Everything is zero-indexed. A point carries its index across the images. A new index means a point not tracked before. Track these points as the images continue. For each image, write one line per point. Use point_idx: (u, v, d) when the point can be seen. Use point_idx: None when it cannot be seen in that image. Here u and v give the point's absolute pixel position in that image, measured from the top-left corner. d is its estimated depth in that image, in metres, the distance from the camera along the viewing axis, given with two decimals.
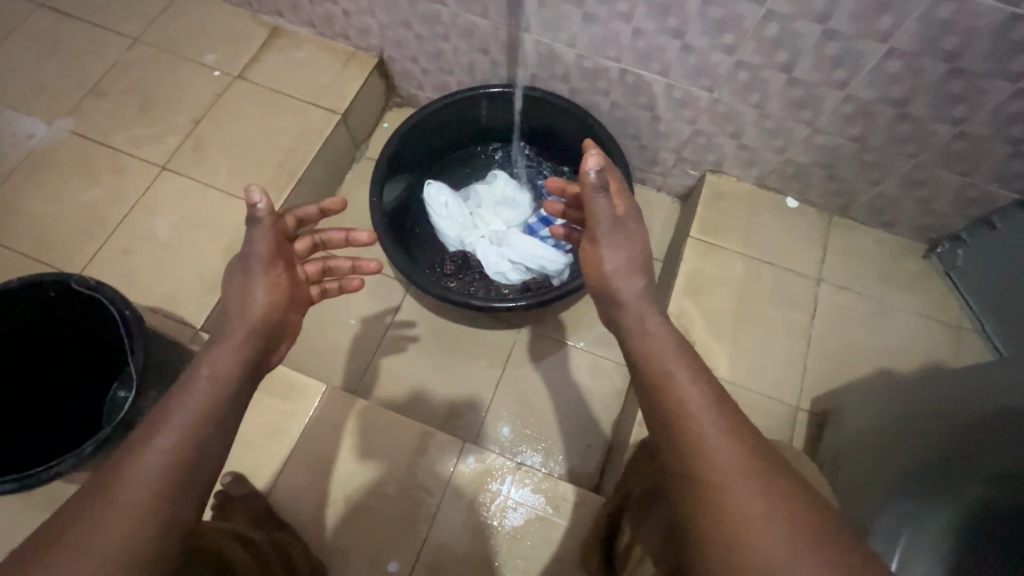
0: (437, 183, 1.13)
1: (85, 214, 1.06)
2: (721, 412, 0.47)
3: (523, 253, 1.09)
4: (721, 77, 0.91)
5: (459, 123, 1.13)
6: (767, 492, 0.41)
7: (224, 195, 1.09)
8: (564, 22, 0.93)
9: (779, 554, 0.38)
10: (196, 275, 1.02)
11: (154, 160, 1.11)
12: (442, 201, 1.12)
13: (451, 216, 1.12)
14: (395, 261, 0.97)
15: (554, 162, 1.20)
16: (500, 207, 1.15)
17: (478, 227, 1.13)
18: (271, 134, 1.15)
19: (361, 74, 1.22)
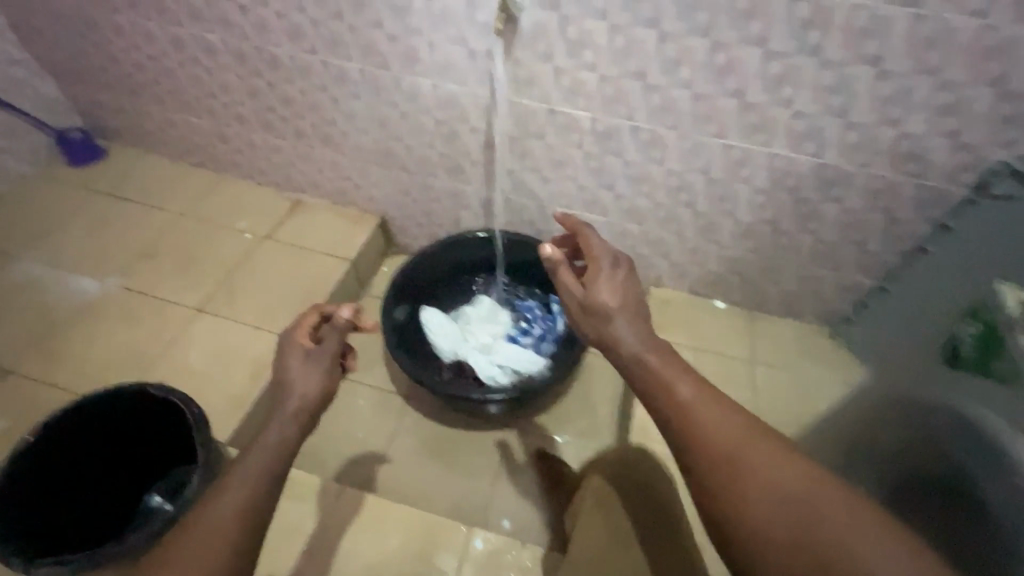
0: (432, 307, 1.38)
1: (126, 353, 1.21)
2: (726, 428, 0.60)
3: (509, 358, 1.30)
4: (646, 214, 1.24)
5: (447, 260, 1.41)
6: (779, 490, 0.56)
7: (252, 328, 1.28)
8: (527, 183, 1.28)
9: (773, 500, 0.56)
10: (224, 397, 1.16)
11: (192, 304, 1.31)
12: (437, 321, 1.35)
13: (445, 334, 1.34)
14: (401, 367, 1.16)
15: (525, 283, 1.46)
16: (486, 323, 1.38)
17: (468, 340, 1.34)
18: (294, 280, 1.39)
19: (368, 231, 1.52)
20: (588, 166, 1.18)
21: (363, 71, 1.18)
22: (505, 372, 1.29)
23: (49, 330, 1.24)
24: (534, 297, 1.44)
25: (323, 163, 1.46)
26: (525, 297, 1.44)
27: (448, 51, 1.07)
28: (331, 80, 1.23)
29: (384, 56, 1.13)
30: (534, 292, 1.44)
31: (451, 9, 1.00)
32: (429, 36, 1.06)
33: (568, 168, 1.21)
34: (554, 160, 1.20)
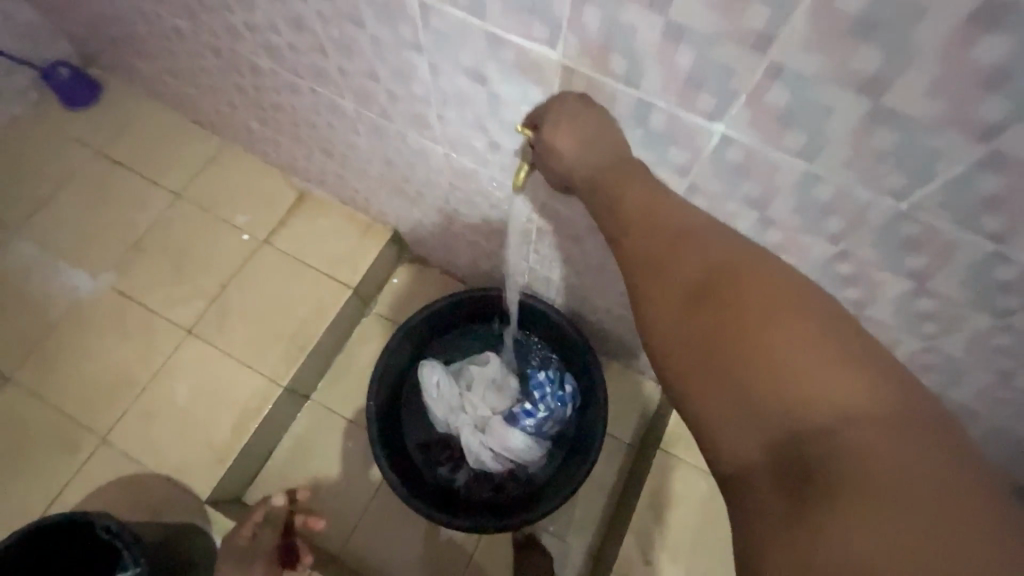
0: (432, 362, 1.23)
1: (114, 376, 1.18)
2: (788, 316, 0.44)
3: (503, 444, 1.19)
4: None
5: (457, 313, 1.25)
6: (843, 354, 0.42)
7: (240, 364, 1.21)
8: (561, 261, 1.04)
9: (878, 450, 0.39)
10: (208, 445, 1.14)
11: (182, 323, 1.23)
12: (435, 381, 1.21)
13: (441, 397, 1.21)
14: (378, 464, 1.06)
15: (542, 347, 1.27)
16: (488, 392, 1.24)
17: (464, 410, 1.23)
18: (289, 306, 1.27)
19: (376, 247, 1.33)
20: None
21: (359, 112, 0.89)
22: (497, 459, 1.20)
23: (44, 333, 1.21)
24: (549, 369, 1.26)
25: (327, 169, 1.22)
26: (540, 365, 1.27)
27: (462, 131, 0.78)
28: (325, 106, 0.95)
29: (382, 107, 0.84)
30: (551, 362, 1.27)
31: (465, 93, 0.69)
32: (437, 109, 0.76)
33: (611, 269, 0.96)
34: None
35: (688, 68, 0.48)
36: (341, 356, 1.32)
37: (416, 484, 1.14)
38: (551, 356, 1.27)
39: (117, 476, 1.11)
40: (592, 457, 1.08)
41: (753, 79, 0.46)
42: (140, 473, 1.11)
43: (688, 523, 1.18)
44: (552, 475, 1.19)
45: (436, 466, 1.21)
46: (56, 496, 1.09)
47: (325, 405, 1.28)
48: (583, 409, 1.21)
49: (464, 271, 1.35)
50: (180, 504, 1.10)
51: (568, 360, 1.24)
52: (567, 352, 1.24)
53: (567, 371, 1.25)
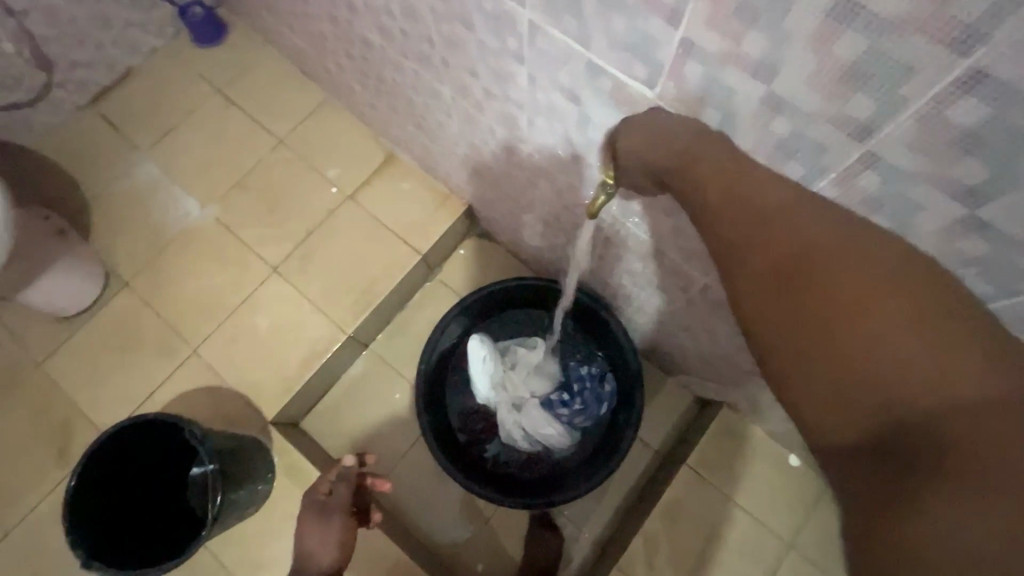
0: (483, 337, 1.27)
1: (210, 298, 1.34)
2: (892, 303, 0.44)
3: (535, 427, 1.25)
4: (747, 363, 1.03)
5: (514, 296, 1.30)
6: (951, 340, 0.42)
7: (315, 307, 1.33)
8: (625, 264, 1.05)
9: (976, 431, 0.40)
10: (279, 374, 1.29)
11: (271, 261, 1.37)
12: (481, 355, 1.25)
13: (485, 370, 1.26)
14: (420, 425, 1.15)
15: (589, 342, 1.32)
16: (529, 375, 1.29)
17: (504, 388, 1.27)
18: (364, 261, 1.37)
19: (450, 219, 1.40)
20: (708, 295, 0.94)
21: (456, 100, 0.94)
22: (527, 438, 1.27)
23: (158, 249, 1.38)
24: (591, 365, 1.30)
25: (417, 140, 1.28)
26: (584, 359, 1.31)
27: (549, 138, 0.81)
28: (425, 88, 1.00)
29: (478, 101, 0.87)
30: (595, 358, 1.31)
31: (559, 107, 0.72)
32: (528, 114, 0.79)
33: (671, 286, 0.99)
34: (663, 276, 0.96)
35: (783, 136, 0.53)
36: (402, 314, 1.43)
37: (449, 446, 1.23)
38: (597, 352, 1.31)
39: (202, 384, 1.28)
40: (619, 459, 1.12)
41: (847, 160, 0.51)
42: (220, 386, 1.28)
43: (698, 539, 1.19)
44: (575, 464, 1.26)
45: (470, 433, 1.30)
46: (153, 391, 1.28)
47: (380, 354, 1.39)
48: (618, 410, 1.25)
49: (528, 255, 1.40)
50: (249, 420, 1.26)
51: (613, 360, 1.27)
52: (613, 353, 1.27)
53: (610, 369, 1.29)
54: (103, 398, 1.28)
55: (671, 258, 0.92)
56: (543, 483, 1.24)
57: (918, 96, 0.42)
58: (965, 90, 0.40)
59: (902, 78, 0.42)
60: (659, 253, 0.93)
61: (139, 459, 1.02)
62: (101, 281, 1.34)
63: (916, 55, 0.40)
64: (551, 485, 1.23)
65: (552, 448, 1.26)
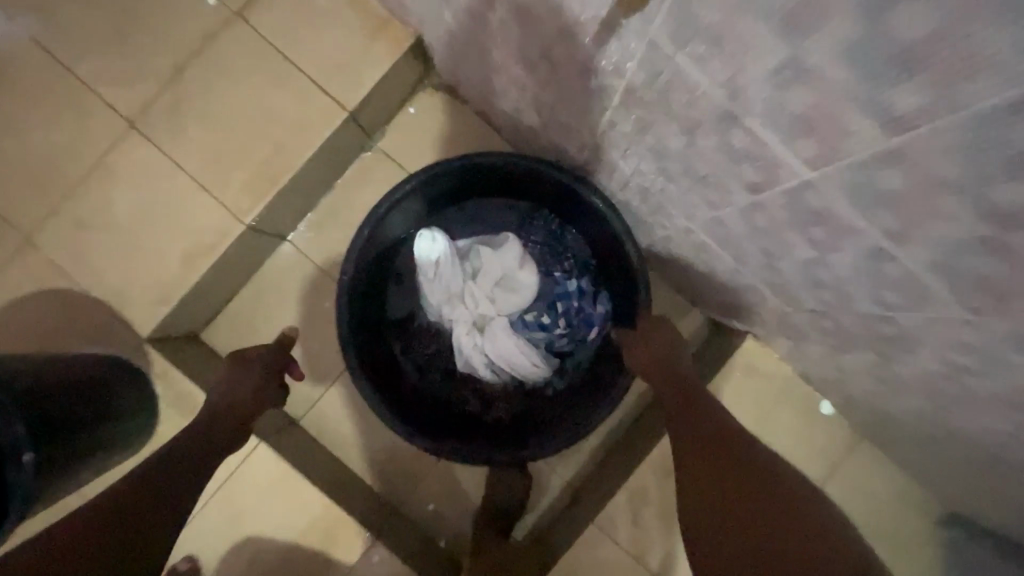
0: (436, 232, 0.93)
1: (41, 164, 0.93)
2: (758, 500, 0.64)
3: (503, 355, 0.96)
4: (824, 295, 0.70)
5: (482, 178, 0.94)
6: (790, 511, 0.62)
7: (196, 182, 0.94)
8: (662, 132, 0.66)
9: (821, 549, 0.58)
10: (153, 274, 0.93)
11: (126, 112, 0.93)
12: (432, 257, 0.93)
13: (437, 277, 0.95)
14: (345, 357, 0.85)
15: (579, 247, 1.00)
16: (498, 286, 0.97)
17: (463, 303, 0.96)
18: (263, 116, 0.94)
19: (390, 56, 0.95)
20: (800, 201, 0.57)
21: None
22: (492, 368, 0.98)
23: None
24: (581, 278, 0.99)
25: None
26: (571, 270, 1.00)
27: None
28: None
29: None
30: (585, 270, 0.99)
31: None
32: None
33: (726, 172, 0.62)
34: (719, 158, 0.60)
35: None
36: (335, 195, 1.10)
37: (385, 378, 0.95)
38: (587, 262, 0.99)
39: (40, 286, 0.91)
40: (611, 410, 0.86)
41: None
42: (70, 291, 0.92)
43: None
44: (552, 401, 1.00)
45: (416, 358, 1.01)
46: None
47: (300, 252, 1.10)
48: (611, 338, 0.97)
49: (502, 119, 1.00)
50: (116, 336, 0.93)
51: (609, 272, 0.97)
52: (611, 263, 0.95)
53: (604, 285, 0.99)
54: None
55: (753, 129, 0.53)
56: (508, 424, 0.98)
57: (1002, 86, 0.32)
58: (1019, 111, 0.33)
59: (991, 36, 0.31)
60: (730, 119, 0.54)
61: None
62: None
63: (1019, 21, 0.29)
64: (520, 429, 0.97)
65: (525, 380, 0.99)
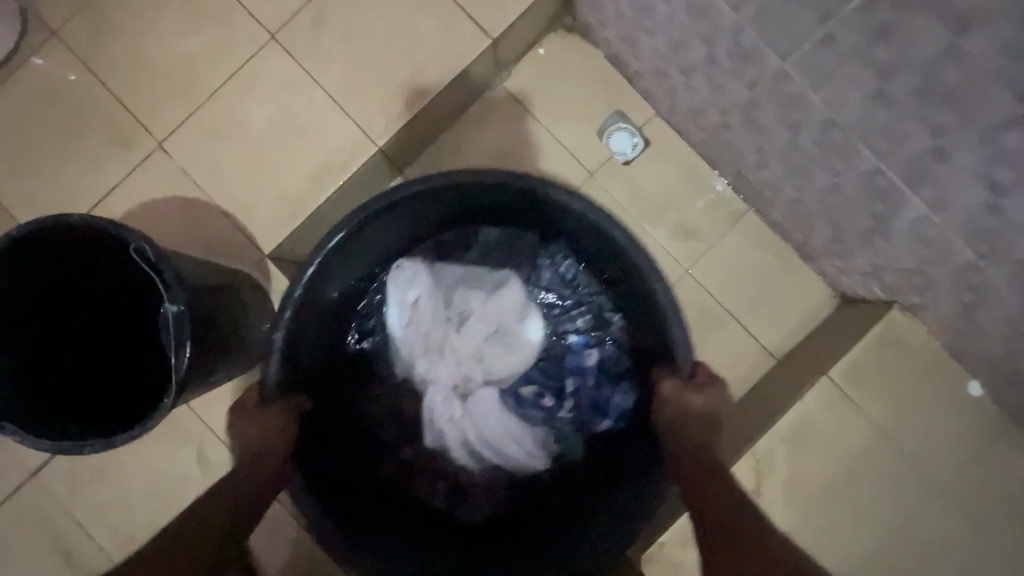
0: (411, 268, 0.95)
1: (180, 70, 0.91)
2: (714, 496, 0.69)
3: (481, 431, 0.94)
4: (1008, 257, 0.64)
5: (481, 204, 0.90)
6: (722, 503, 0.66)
7: (330, 100, 0.91)
8: (842, 78, 0.63)
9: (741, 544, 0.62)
10: (279, 189, 0.91)
11: (268, 24, 0.91)
12: (411, 296, 0.95)
13: (415, 321, 0.96)
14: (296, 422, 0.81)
15: (600, 310, 0.98)
16: (489, 342, 0.96)
17: (444, 356, 0.96)
18: (404, 39, 0.91)
19: None
20: None
21: None
22: (467, 449, 0.95)
23: None
24: (604, 346, 0.98)
25: None
26: (587, 332, 0.99)
27: None
28: None
29: None
30: (607, 341, 0.98)
31: None
32: None
33: (947, 97, 0.55)
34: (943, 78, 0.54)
35: None
36: (455, 130, 1.05)
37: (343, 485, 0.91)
38: (606, 340, 0.98)
39: (172, 193, 0.91)
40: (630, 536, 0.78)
41: None
42: (198, 200, 0.91)
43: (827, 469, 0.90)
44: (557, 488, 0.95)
45: (381, 432, 0.97)
46: (104, 196, 0.91)
47: None
48: (634, 440, 0.92)
49: (644, 62, 0.95)
50: (239, 250, 0.91)
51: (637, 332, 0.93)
52: (642, 331, 0.91)
53: (629, 371, 0.96)
54: (38, 197, 0.91)
55: (977, 56, 0.51)
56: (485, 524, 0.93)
57: (966, 105, 0.54)
58: None
59: None
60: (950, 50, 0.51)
61: (78, 272, 0.76)
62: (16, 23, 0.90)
63: None
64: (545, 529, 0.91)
65: (504, 458, 0.94)
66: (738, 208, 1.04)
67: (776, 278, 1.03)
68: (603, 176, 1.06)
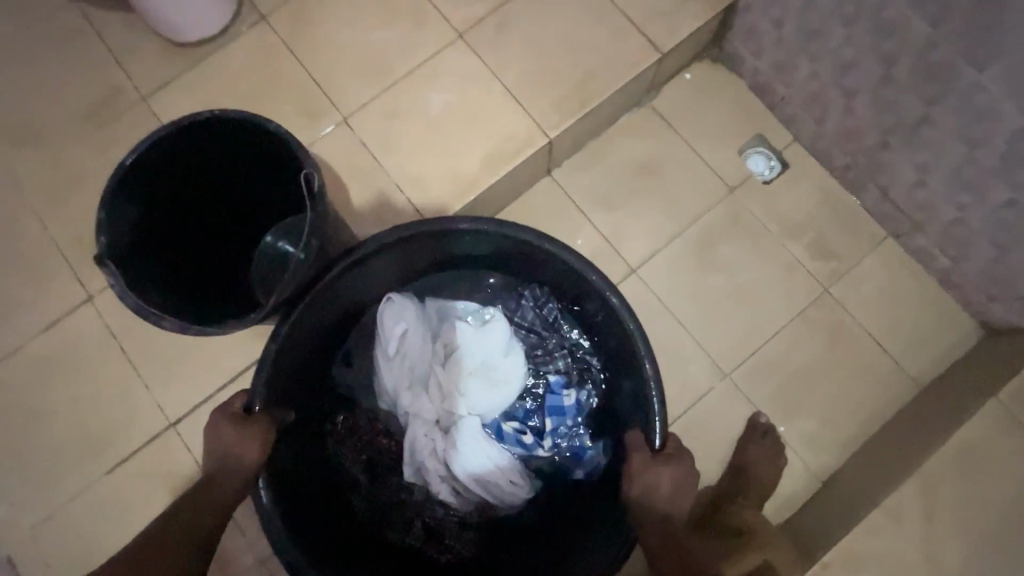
0: (398, 303, 0.78)
1: (371, 56, 0.99)
2: None
3: (469, 471, 0.76)
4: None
5: (469, 247, 0.76)
6: None
7: (506, 93, 0.98)
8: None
9: None
10: (450, 169, 0.95)
11: (456, 24, 1.00)
12: (395, 334, 0.77)
13: (399, 362, 0.78)
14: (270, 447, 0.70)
15: (578, 349, 0.83)
16: (474, 376, 0.79)
17: (427, 394, 0.78)
18: (578, 48, 0.99)
19: (705, 13, 1.00)
20: None
21: None
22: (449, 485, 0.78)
23: None
24: (587, 386, 0.82)
25: None
26: (569, 372, 0.83)
27: None
28: None
29: None
30: (586, 380, 0.82)
31: None
32: None
33: None
34: None
35: None
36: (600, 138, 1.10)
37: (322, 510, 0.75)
38: (587, 380, 0.82)
39: (349, 165, 0.96)
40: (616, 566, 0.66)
41: None
42: (374, 173, 0.96)
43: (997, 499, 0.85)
44: (524, 551, 0.79)
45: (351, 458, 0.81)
46: None
47: (563, 188, 1.08)
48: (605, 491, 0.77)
49: (796, 87, 1.01)
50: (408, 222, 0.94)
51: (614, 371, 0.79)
52: (621, 370, 0.77)
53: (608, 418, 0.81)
54: None
55: None
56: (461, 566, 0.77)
57: None
58: None
59: None
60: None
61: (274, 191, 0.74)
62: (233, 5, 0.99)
63: None
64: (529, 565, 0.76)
65: (490, 499, 0.78)
66: (877, 232, 1.06)
67: (919, 306, 1.02)
68: (742, 192, 1.09)
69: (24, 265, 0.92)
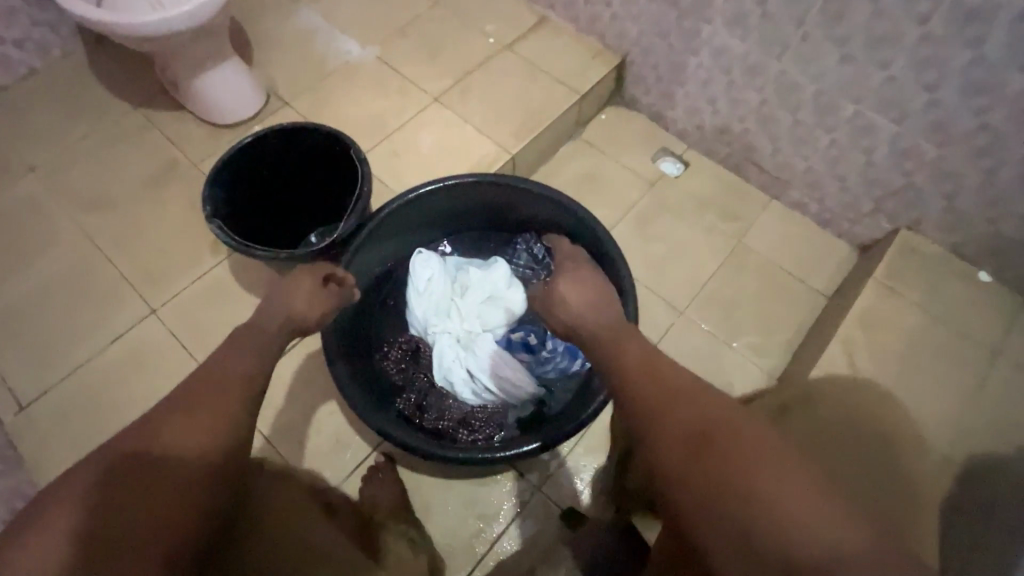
0: (427, 254, 1.00)
1: (371, 120, 1.34)
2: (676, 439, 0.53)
3: (488, 370, 0.93)
4: (956, 136, 1.01)
5: (479, 203, 1.02)
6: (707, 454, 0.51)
7: (475, 131, 1.33)
8: (821, 57, 1.08)
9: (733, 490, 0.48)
10: None
11: (432, 93, 1.38)
12: (426, 273, 0.98)
13: (429, 293, 0.98)
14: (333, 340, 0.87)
15: None
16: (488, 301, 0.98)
17: (451, 317, 0.97)
18: (521, 99, 1.38)
19: (605, 69, 1.43)
20: (940, 33, 0.92)
21: None
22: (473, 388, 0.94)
23: (318, 78, 1.39)
24: None
25: None
26: None
27: None
28: None
29: None
30: None
31: None
32: None
33: (885, 43, 0.98)
34: (876, 35, 0.99)
35: None
36: (548, 163, 1.46)
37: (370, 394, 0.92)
38: None
39: None
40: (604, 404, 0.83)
41: None
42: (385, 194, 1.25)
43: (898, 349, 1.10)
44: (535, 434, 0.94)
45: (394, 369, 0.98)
46: None
47: None
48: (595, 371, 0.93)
49: (678, 109, 1.43)
50: None
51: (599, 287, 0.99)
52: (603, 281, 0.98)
53: None
54: None
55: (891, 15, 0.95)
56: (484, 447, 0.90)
57: (896, 43, 0.97)
58: None
59: None
60: (879, 12, 0.96)
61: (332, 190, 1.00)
62: (263, 98, 1.33)
63: None
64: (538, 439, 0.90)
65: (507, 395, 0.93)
66: (763, 197, 1.42)
67: (807, 241, 1.35)
68: (660, 185, 1.44)
69: (101, 297, 1.12)
